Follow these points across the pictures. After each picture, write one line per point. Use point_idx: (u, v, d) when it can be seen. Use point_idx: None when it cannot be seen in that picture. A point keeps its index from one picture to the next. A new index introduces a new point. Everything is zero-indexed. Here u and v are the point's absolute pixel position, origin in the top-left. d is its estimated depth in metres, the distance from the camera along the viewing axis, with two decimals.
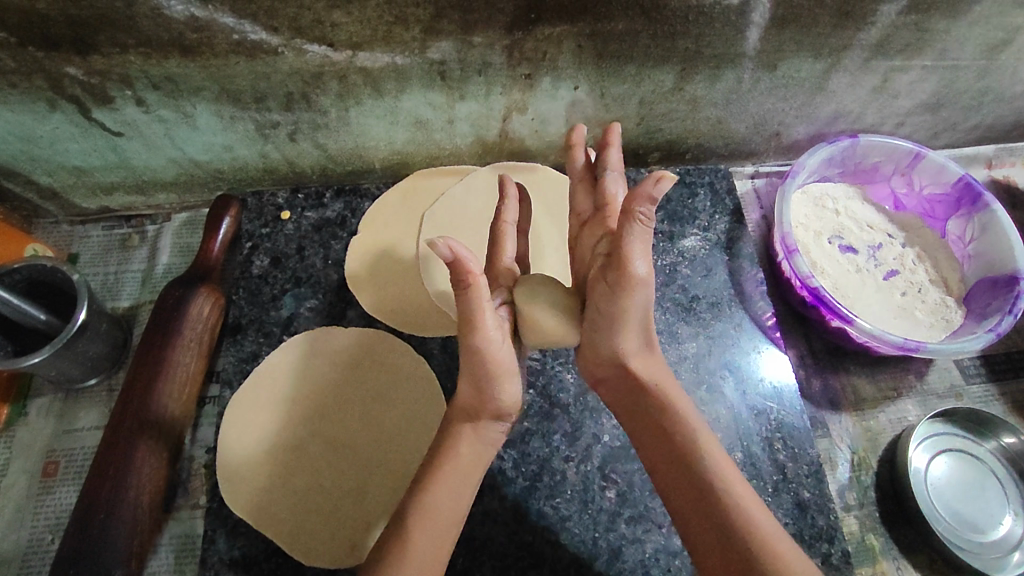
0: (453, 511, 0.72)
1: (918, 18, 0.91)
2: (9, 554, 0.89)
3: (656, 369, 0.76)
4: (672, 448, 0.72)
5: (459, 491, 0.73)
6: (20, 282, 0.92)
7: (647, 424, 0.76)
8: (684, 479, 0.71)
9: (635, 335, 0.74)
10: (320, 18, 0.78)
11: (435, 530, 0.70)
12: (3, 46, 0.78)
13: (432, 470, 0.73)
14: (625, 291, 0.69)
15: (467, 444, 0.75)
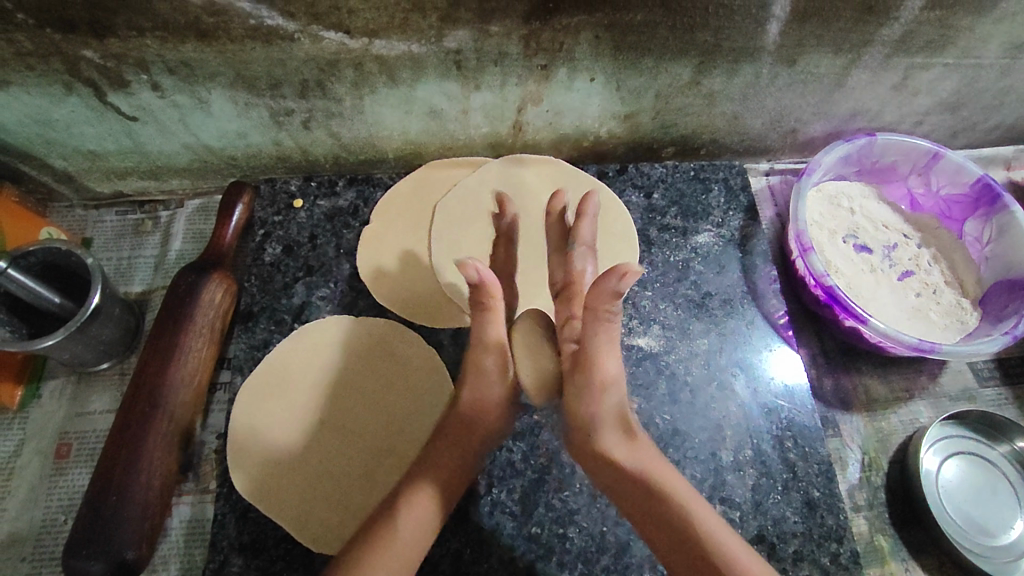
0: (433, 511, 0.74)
1: (942, 14, 0.90)
2: (23, 534, 0.90)
3: (631, 434, 0.76)
4: (663, 514, 0.70)
5: (443, 487, 0.76)
6: (35, 265, 0.92)
7: (637, 506, 0.72)
8: (675, 534, 0.69)
9: (613, 431, 0.74)
10: (337, 3, 0.77)
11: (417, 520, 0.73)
12: (21, 28, 0.78)
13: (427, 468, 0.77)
14: (582, 387, 0.74)
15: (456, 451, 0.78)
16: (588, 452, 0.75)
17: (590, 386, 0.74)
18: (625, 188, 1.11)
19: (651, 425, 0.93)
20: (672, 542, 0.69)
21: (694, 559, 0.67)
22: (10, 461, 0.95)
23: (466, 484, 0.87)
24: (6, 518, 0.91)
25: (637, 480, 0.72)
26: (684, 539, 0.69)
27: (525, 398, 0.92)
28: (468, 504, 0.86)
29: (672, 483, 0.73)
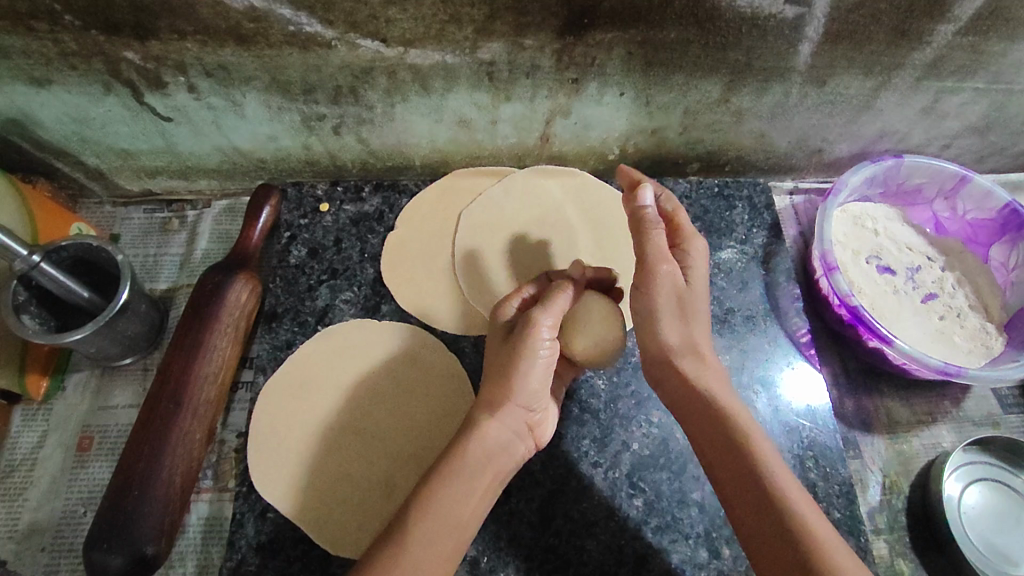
0: (457, 519, 0.70)
1: (975, 40, 0.90)
2: (44, 524, 0.91)
3: (712, 378, 0.78)
4: (734, 453, 0.72)
5: (474, 486, 0.73)
6: (66, 260, 0.94)
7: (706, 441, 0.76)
8: (741, 472, 0.71)
9: (669, 326, 0.79)
10: (376, 13, 0.78)
11: (438, 524, 0.69)
12: (66, 28, 0.80)
13: (450, 462, 0.73)
14: (654, 327, 0.80)
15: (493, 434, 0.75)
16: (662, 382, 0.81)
17: (663, 333, 0.80)
18: None
19: (671, 440, 0.91)
20: (735, 478, 0.71)
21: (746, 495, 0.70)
22: (33, 453, 0.96)
23: None
24: (28, 508, 0.92)
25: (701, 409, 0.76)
26: (745, 476, 0.71)
27: None
28: (486, 512, 0.85)
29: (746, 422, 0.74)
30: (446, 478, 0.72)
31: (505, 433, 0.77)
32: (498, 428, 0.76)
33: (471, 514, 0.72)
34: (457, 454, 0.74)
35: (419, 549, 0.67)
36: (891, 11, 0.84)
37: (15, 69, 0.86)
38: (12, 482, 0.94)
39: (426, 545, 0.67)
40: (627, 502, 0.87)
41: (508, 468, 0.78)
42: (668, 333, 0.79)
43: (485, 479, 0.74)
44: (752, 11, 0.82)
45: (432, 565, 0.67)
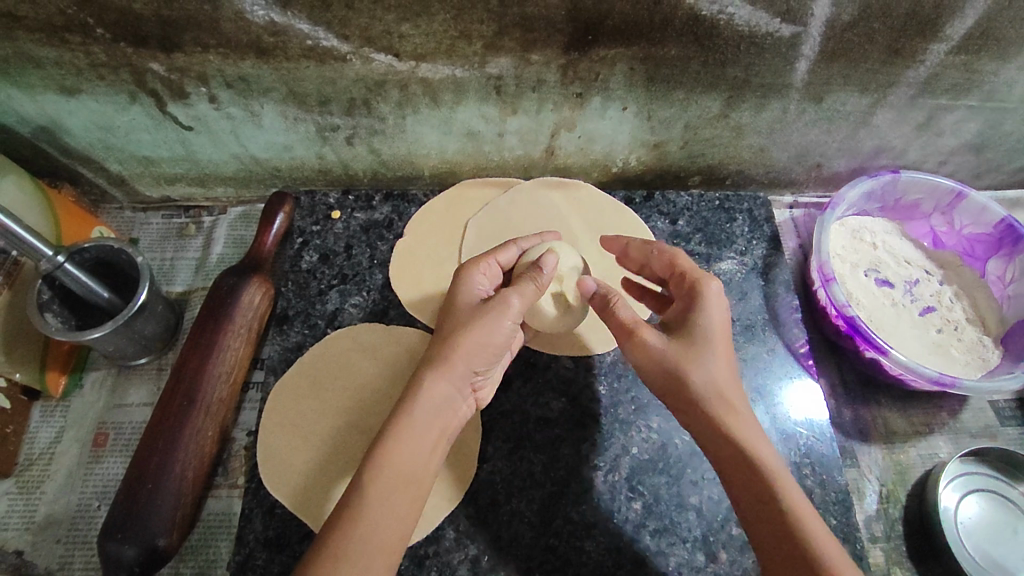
0: (408, 477, 0.71)
1: (967, 59, 0.93)
2: (59, 517, 0.94)
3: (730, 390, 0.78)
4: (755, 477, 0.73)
5: (424, 445, 0.74)
6: (88, 261, 0.97)
7: (720, 459, 0.77)
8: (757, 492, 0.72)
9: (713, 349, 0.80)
10: (389, 29, 0.82)
11: (391, 484, 0.70)
12: (97, 41, 0.84)
13: (399, 424, 0.73)
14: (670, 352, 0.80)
15: (440, 391, 0.76)
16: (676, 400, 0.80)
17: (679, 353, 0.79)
18: (650, 214, 1.14)
19: (670, 445, 0.93)
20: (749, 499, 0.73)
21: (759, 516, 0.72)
22: (52, 447, 1.00)
23: (487, 492, 0.89)
24: (45, 501, 0.95)
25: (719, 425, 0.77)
26: (760, 497, 0.72)
27: (547, 411, 0.95)
28: (488, 511, 0.88)
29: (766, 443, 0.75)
30: (396, 438, 0.72)
31: (452, 391, 0.78)
32: (446, 385, 0.77)
33: (421, 472, 0.73)
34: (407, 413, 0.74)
35: (373, 510, 0.68)
36: (885, 31, 0.87)
37: (47, 79, 0.91)
38: (30, 475, 0.97)
39: (379, 505, 0.69)
40: (627, 504, 0.89)
41: (452, 423, 0.79)
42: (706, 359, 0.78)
43: (434, 438, 0.75)
44: (750, 29, 0.85)
45: (387, 526, 0.68)
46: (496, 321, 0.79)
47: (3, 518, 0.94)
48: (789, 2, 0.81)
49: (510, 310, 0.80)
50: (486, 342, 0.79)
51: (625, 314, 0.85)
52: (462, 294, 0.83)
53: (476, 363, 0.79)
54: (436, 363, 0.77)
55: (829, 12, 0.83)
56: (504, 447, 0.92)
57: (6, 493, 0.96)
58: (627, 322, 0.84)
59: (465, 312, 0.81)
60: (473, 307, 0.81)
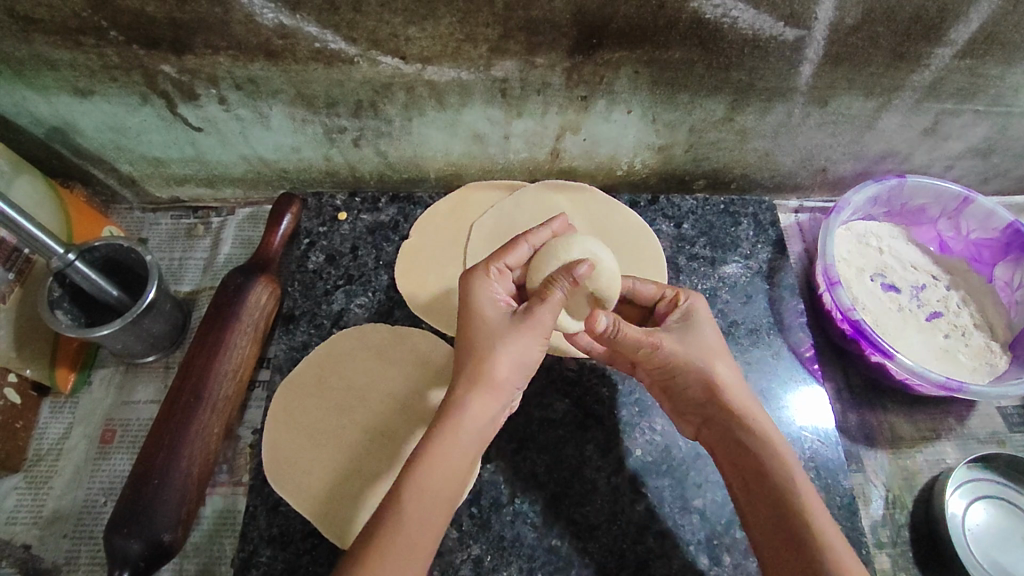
0: (445, 495, 0.72)
1: (972, 63, 0.93)
2: (66, 512, 0.95)
3: (740, 400, 0.82)
4: (768, 484, 0.77)
5: (458, 462, 0.74)
6: (98, 259, 0.99)
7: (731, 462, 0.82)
8: (772, 499, 0.76)
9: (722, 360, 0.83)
10: (396, 32, 0.84)
11: (430, 501, 0.70)
12: (111, 43, 0.86)
13: (438, 440, 0.73)
14: (678, 357, 0.82)
15: (479, 409, 0.75)
16: (695, 412, 0.86)
17: (690, 360, 0.82)
18: (655, 217, 1.14)
19: (674, 447, 0.93)
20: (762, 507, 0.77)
21: (769, 517, 0.76)
22: (60, 443, 1.01)
23: (490, 492, 0.89)
24: (52, 496, 0.96)
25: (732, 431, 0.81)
26: (772, 501, 0.76)
27: (550, 412, 0.95)
28: (490, 512, 0.88)
29: (776, 450, 0.78)
30: (432, 457, 0.72)
31: (492, 409, 0.77)
32: (485, 402, 0.76)
33: (454, 489, 0.73)
34: (445, 432, 0.74)
35: (412, 527, 0.69)
36: (889, 35, 0.87)
37: (61, 80, 0.93)
38: (38, 470, 0.99)
39: (416, 524, 0.69)
40: (630, 506, 0.88)
41: (489, 438, 0.79)
42: (715, 369, 0.81)
43: (470, 456, 0.75)
44: (754, 33, 0.86)
45: (423, 544, 0.69)
46: (527, 339, 0.77)
47: (12, 513, 0.95)
48: (793, 6, 0.82)
49: (540, 325, 0.77)
50: (522, 362, 0.77)
51: (637, 333, 0.80)
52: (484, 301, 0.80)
53: (512, 381, 0.78)
54: (476, 382, 0.76)
55: (833, 15, 0.84)
56: (508, 447, 0.92)
57: (15, 488, 0.97)
58: (638, 337, 0.80)
59: (491, 331, 0.78)
60: (502, 323, 0.78)
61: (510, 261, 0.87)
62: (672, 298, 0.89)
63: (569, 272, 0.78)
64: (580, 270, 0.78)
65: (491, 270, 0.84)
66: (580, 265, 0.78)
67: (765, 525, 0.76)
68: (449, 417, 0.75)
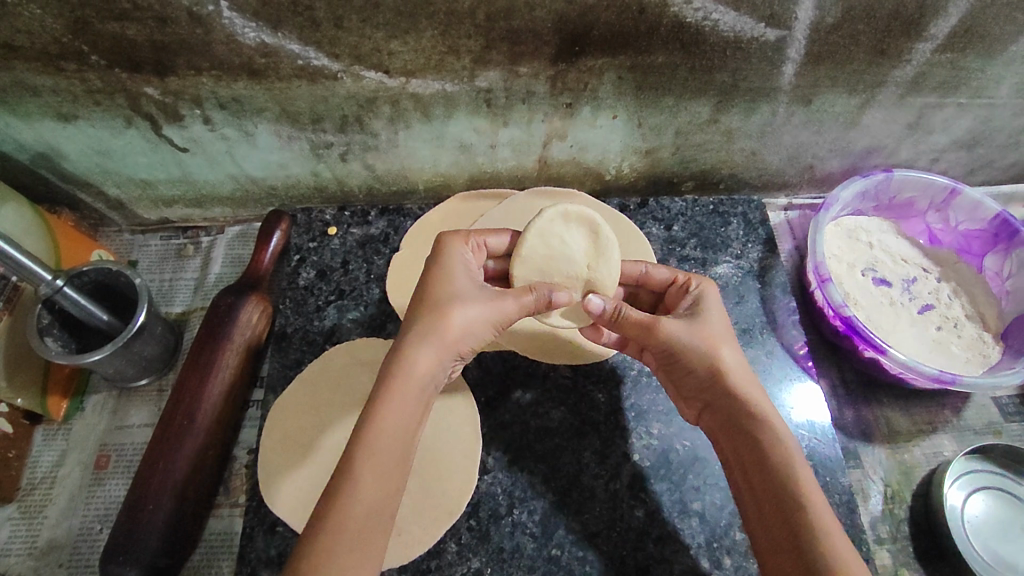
0: (399, 456, 0.70)
1: (954, 57, 0.93)
2: (61, 540, 0.95)
3: (744, 386, 0.81)
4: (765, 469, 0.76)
5: (409, 419, 0.72)
6: (87, 284, 0.98)
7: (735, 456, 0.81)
8: (771, 484, 0.75)
9: (731, 350, 0.82)
10: (379, 46, 0.84)
11: (380, 468, 0.68)
12: (93, 68, 0.86)
13: (391, 392, 0.72)
14: (686, 343, 0.81)
15: (425, 363, 0.74)
16: (698, 400, 0.85)
17: (697, 346, 0.81)
18: (645, 221, 1.15)
19: (671, 451, 0.93)
20: (758, 494, 0.76)
21: (772, 512, 0.74)
22: (53, 471, 1.00)
23: (488, 504, 0.89)
24: (47, 525, 0.96)
25: (734, 414, 0.80)
26: (773, 492, 0.74)
27: (547, 420, 0.95)
28: (489, 524, 0.87)
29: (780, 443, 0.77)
30: (381, 420, 0.70)
31: (439, 364, 0.76)
32: (435, 356, 0.75)
33: (401, 451, 0.71)
34: (395, 385, 0.73)
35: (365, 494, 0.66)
36: (870, 32, 0.88)
37: (44, 107, 0.93)
38: (32, 499, 0.98)
39: (371, 486, 0.67)
40: (630, 512, 0.88)
41: (437, 394, 0.77)
42: (723, 353, 0.81)
43: (414, 415, 0.73)
44: (735, 35, 0.86)
45: (377, 503, 0.67)
46: (488, 307, 0.78)
47: (6, 545, 0.94)
48: (773, 7, 0.82)
49: (503, 304, 0.79)
50: (477, 322, 0.78)
51: (637, 315, 0.82)
52: (456, 268, 0.81)
53: (463, 345, 0.78)
54: (428, 333, 0.75)
55: (813, 15, 0.84)
56: (505, 458, 0.92)
57: (9, 518, 0.96)
58: (643, 319, 0.82)
59: (452, 291, 0.78)
60: (465, 287, 0.79)
61: (487, 243, 0.90)
62: (683, 284, 0.90)
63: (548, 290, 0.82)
64: (557, 295, 0.82)
65: (469, 243, 0.86)
66: (559, 294, 0.82)
67: (765, 512, 0.75)
68: (399, 370, 0.74)
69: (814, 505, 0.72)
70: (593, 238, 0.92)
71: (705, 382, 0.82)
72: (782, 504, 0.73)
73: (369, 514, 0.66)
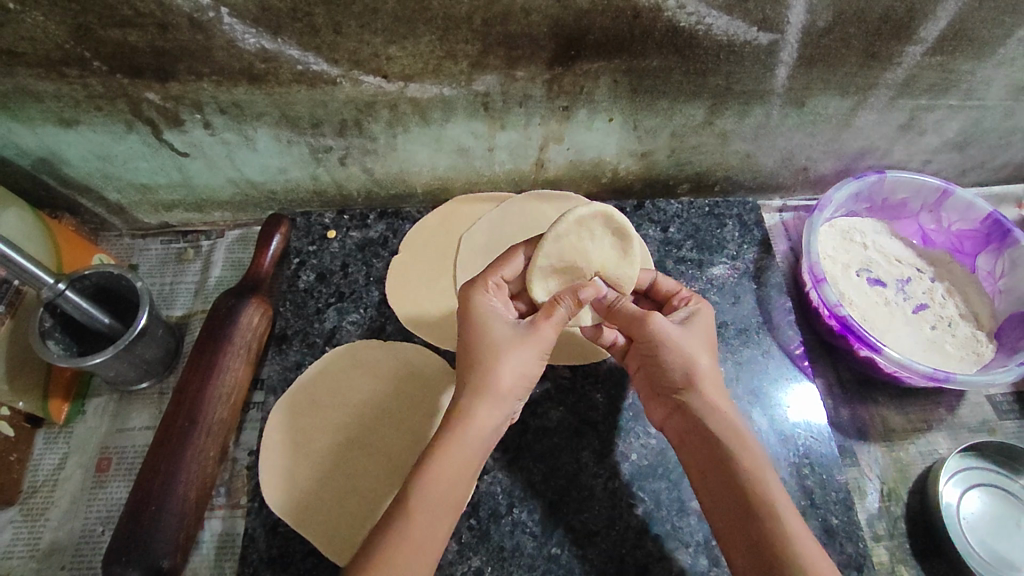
0: (450, 506, 0.73)
1: (943, 59, 0.95)
2: (63, 543, 0.95)
3: (716, 394, 0.82)
4: (735, 474, 0.77)
5: (465, 472, 0.75)
6: (89, 287, 0.99)
7: (703, 461, 0.81)
8: (740, 489, 0.76)
9: (706, 360, 0.84)
10: (377, 51, 0.85)
11: (436, 508, 0.72)
12: (94, 73, 0.87)
13: (447, 444, 0.75)
14: (672, 344, 0.83)
15: (484, 416, 0.77)
16: (669, 400, 0.85)
17: (677, 351, 0.83)
18: (641, 223, 1.16)
19: (669, 450, 0.94)
20: (727, 498, 0.77)
21: (742, 517, 0.75)
22: (54, 474, 1.01)
23: (488, 504, 0.89)
24: (49, 528, 0.96)
25: (705, 420, 0.81)
26: (743, 496, 0.75)
27: (546, 420, 0.95)
28: (489, 523, 0.88)
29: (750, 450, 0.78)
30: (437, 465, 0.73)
31: (497, 417, 0.78)
32: (492, 410, 0.77)
33: (460, 492, 0.74)
34: (451, 438, 0.75)
35: (420, 532, 0.70)
36: (860, 35, 0.89)
37: (46, 112, 0.94)
38: (34, 502, 0.98)
39: (422, 535, 0.70)
40: (628, 511, 0.89)
41: (492, 444, 0.80)
42: (700, 362, 0.83)
43: (473, 463, 0.76)
44: (728, 39, 0.88)
45: (428, 551, 0.70)
46: (530, 353, 0.79)
47: (8, 547, 0.95)
48: (765, 11, 0.84)
49: (543, 342, 0.80)
50: (526, 372, 0.79)
51: (634, 309, 0.85)
52: (490, 317, 0.81)
53: (516, 392, 0.79)
54: (483, 390, 0.77)
55: (804, 19, 0.86)
56: (504, 458, 0.92)
57: (11, 521, 0.97)
58: (636, 312, 0.85)
59: (496, 339, 0.79)
60: (505, 333, 0.79)
61: (505, 273, 0.88)
62: (687, 300, 0.91)
63: (574, 293, 0.82)
64: (585, 293, 0.81)
65: (490, 283, 0.85)
66: (586, 289, 0.81)
67: (734, 516, 0.76)
68: (456, 427, 0.76)
69: (783, 512, 0.73)
70: (620, 246, 0.92)
71: (679, 389, 0.83)
72: (749, 505, 0.75)
73: (422, 561, 0.69)
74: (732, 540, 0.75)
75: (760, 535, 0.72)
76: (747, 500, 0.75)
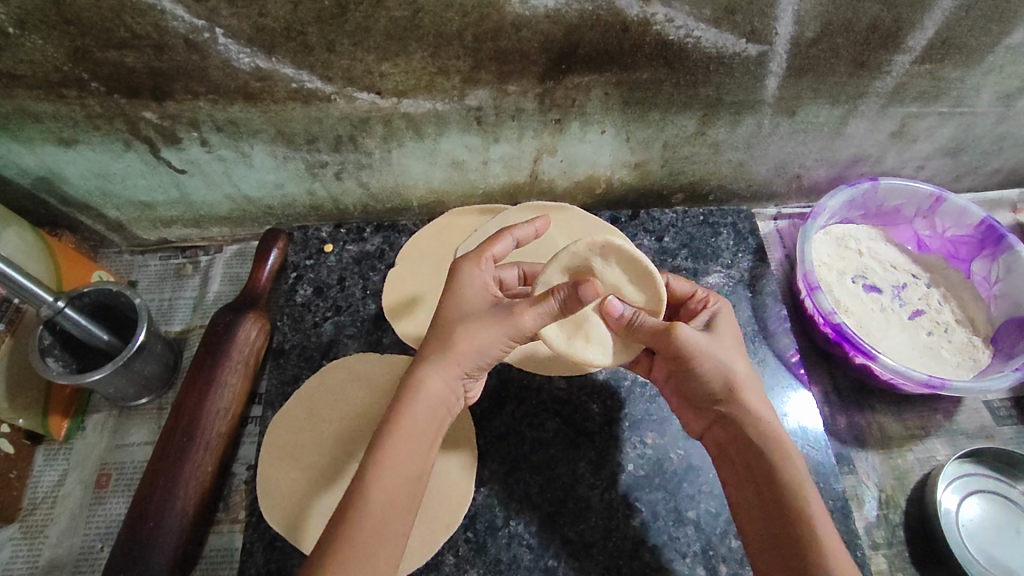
0: (406, 480, 0.73)
1: (932, 67, 0.96)
2: (62, 560, 0.95)
3: (753, 399, 0.82)
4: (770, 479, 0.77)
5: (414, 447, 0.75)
6: (87, 304, 1.00)
7: (743, 468, 0.81)
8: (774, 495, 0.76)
9: (739, 363, 0.83)
10: (370, 68, 0.86)
11: (394, 486, 0.72)
12: (92, 94, 0.88)
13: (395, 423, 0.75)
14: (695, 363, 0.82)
15: (435, 383, 0.78)
16: (708, 409, 0.85)
17: (704, 363, 0.82)
18: (636, 232, 1.17)
19: (666, 460, 0.94)
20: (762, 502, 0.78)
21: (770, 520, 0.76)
22: (54, 491, 1.01)
23: (485, 516, 0.89)
24: (48, 545, 0.97)
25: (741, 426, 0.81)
26: (776, 502, 0.76)
27: (542, 432, 0.96)
28: (486, 535, 0.88)
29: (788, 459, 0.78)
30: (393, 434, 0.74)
31: (446, 385, 0.79)
32: (445, 375, 0.79)
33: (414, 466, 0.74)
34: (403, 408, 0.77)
35: (375, 509, 0.69)
36: (849, 45, 0.90)
37: (45, 132, 0.95)
38: (34, 519, 0.99)
39: (381, 507, 0.70)
40: (625, 521, 0.89)
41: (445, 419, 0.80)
42: (735, 366, 0.83)
43: (424, 438, 0.76)
44: (717, 50, 0.89)
45: (383, 530, 0.69)
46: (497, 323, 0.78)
47: (8, 565, 0.95)
48: (753, 23, 0.85)
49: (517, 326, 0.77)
50: (483, 345, 0.78)
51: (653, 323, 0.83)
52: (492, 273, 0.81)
53: (474, 364, 0.80)
54: (439, 356, 0.79)
55: (793, 30, 0.87)
56: (501, 469, 0.93)
57: (10, 538, 0.97)
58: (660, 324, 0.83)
59: (473, 307, 0.79)
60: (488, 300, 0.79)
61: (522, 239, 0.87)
62: (703, 299, 0.91)
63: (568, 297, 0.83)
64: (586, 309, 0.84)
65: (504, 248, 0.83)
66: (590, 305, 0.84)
67: (764, 518, 0.77)
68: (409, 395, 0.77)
69: (815, 519, 0.73)
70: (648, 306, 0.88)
71: (717, 399, 0.83)
72: (779, 510, 0.76)
73: (379, 540, 0.69)
74: (761, 542, 0.76)
75: (789, 537, 0.74)
76: (778, 504, 0.76)
